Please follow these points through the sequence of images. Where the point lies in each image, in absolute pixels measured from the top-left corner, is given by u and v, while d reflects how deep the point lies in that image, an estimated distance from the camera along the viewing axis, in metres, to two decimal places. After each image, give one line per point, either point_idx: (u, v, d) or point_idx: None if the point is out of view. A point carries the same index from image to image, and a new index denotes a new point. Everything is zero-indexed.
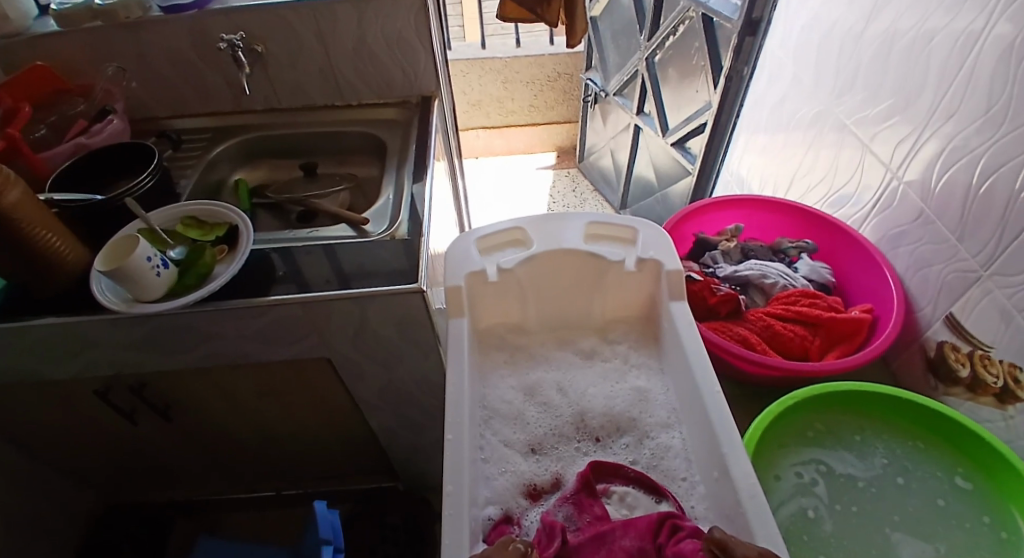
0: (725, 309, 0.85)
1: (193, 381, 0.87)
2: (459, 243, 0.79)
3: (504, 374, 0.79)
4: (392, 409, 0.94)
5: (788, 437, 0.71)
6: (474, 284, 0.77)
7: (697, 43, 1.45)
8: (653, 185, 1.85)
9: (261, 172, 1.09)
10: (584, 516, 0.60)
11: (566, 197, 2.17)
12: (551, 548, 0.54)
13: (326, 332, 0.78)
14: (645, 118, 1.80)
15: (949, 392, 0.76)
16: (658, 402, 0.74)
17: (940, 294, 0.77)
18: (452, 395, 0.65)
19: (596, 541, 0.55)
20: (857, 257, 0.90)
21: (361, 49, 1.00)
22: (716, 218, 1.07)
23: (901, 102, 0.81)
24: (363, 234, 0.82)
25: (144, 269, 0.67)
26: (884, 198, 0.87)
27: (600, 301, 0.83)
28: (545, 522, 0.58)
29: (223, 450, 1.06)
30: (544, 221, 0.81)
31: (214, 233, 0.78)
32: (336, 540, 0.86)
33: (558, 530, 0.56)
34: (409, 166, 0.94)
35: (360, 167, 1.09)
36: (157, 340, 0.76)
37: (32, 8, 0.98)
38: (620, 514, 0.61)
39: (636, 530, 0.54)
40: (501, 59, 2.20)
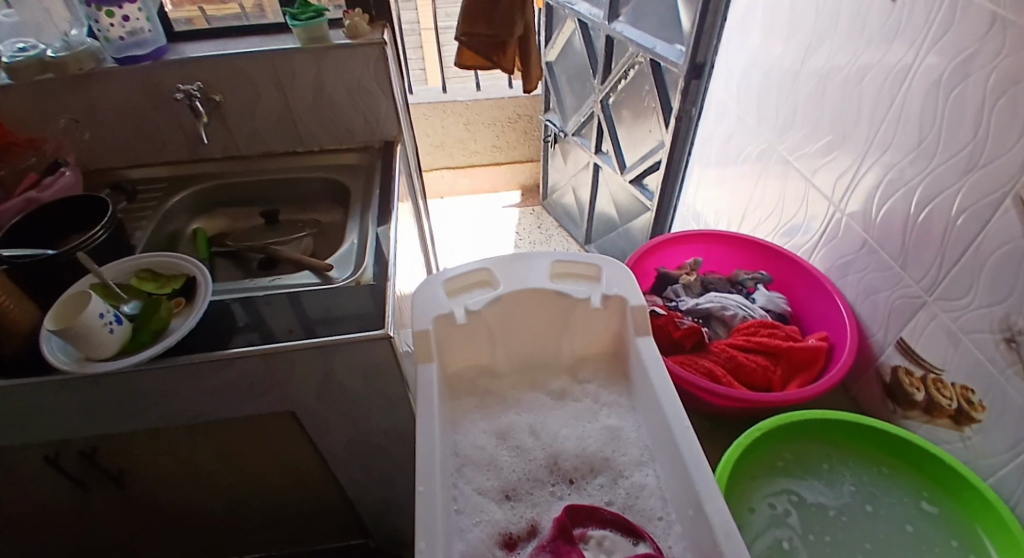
0: (689, 342, 0.87)
1: (149, 445, 0.82)
2: (425, 287, 0.78)
3: (475, 419, 0.78)
4: (362, 463, 0.90)
5: (760, 469, 0.71)
6: (442, 327, 0.76)
7: (648, 86, 1.52)
8: (615, 220, 1.89)
9: (220, 221, 1.07)
10: None
11: (532, 235, 2.19)
12: None
13: (290, 385, 0.75)
14: (603, 156, 1.86)
15: (908, 415, 0.79)
16: (631, 440, 0.74)
17: (889, 319, 0.81)
18: (423, 445, 0.64)
19: None
20: (810, 287, 0.94)
21: (320, 95, 1.01)
22: (677, 253, 1.10)
23: (839, 137, 0.87)
24: (327, 281, 0.81)
25: (94, 326, 0.64)
26: (829, 229, 0.92)
27: (568, 340, 0.83)
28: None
29: (181, 516, 0.99)
30: (510, 262, 0.82)
31: (171, 285, 0.75)
32: None
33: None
34: (373, 210, 0.94)
35: (321, 212, 1.08)
36: (109, 402, 0.72)
37: None
38: None
39: None
40: (462, 102, 2.25)
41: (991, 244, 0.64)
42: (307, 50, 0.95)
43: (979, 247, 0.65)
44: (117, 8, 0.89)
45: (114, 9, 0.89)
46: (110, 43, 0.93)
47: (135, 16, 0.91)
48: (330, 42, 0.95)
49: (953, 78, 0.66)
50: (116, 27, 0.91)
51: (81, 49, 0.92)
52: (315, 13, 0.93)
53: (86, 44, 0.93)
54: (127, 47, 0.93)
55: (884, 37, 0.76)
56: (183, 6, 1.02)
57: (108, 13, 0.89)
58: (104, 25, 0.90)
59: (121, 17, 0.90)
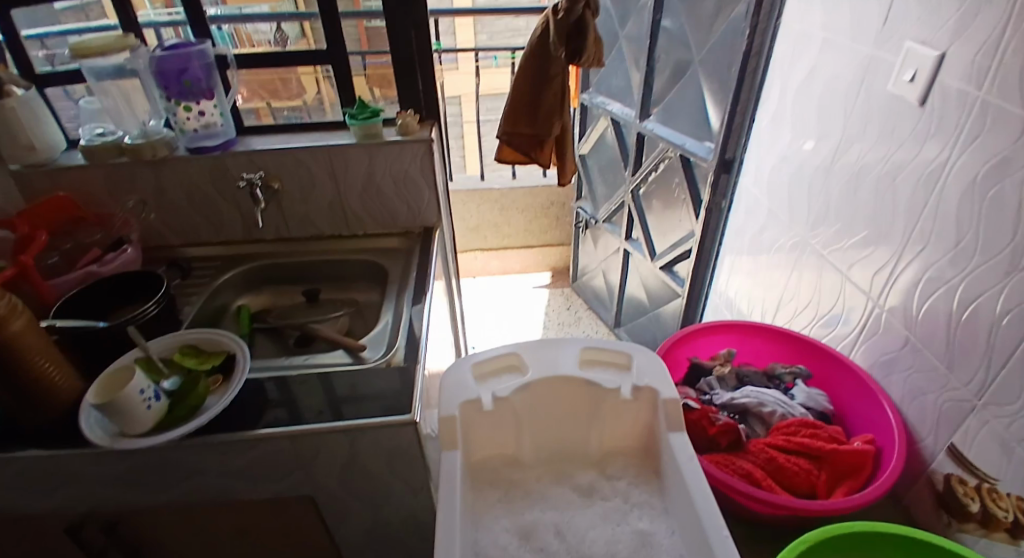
0: (725, 440, 0.83)
1: (170, 520, 0.81)
2: (455, 369, 0.79)
3: (498, 515, 0.75)
4: (377, 551, 0.87)
5: None
6: (468, 412, 0.76)
7: (677, 179, 1.58)
8: (645, 304, 1.89)
9: (263, 296, 1.12)
10: None
11: (561, 316, 2.20)
12: None
13: (313, 466, 0.75)
14: (633, 243, 1.89)
15: (963, 528, 0.72)
16: (664, 547, 0.69)
17: (938, 424, 0.77)
18: (442, 541, 0.61)
19: None
20: (852, 385, 0.90)
21: (369, 185, 1.08)
22: (709, 343, 1.08)
23: (874, 234, 0.87)
24: (361, 361, 0.83)
25: (134, 403, 0.66)
26: (869, 324, 0.90)
27: (597, 432, 0.81)
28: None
29: None
30: (540, 349, 0.83)
31: (210, 362, 0.78)
32: None
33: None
34: (408, 292, 0.97)
35: (360, 292, 1.12)
36: (137, 475, 0.73)
37: (62, 143, 1.07)
38: None
39: None
40: (498, 189, 2.36)
41: None
42: (362, 145, 1.03)
43: None
44: (195, 105, 1.00)
45: (192, 104, 1.00)
46: (185, 134, 1.03)
47: (210, 112, 1.02)
48: (382, 139, 1.03)
49: (988, 180, 0.67)
50: (192, 121, 1.01)
51: (158, 137, 1.02)
52: (372, 113, 1.03)
53: (161, 133, 1.04)
54: (199, 138, 1.03)
55: (915, 139, 0.78)
56: (253, 100, 1.12)
57: (186, 108, 1.00)
58: (181, 118, 1.01)
59: (198, 112, 1.01)
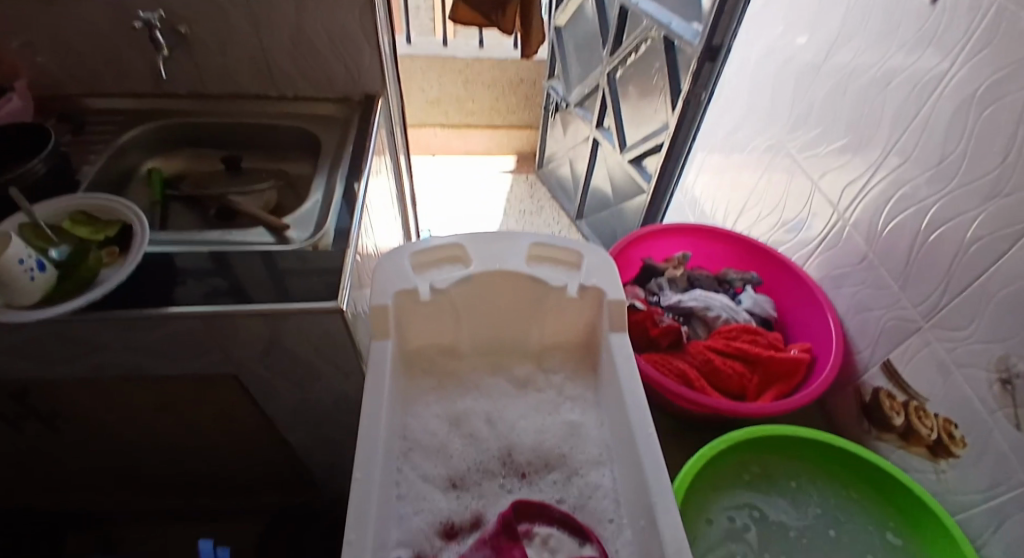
0: (665, 341, 0.83)
1: (86, 393, 0.77)
2: (392, 256, 0.73)
3: (430, 402, 0.74)
4: (313, 428, 0.86)
5: (724, 479, 0.69)
6: (404, 302, 0.72)
7: (659, 63, 1.43)
8: (609, 198, 1.82)
9: (181, 160, 1.00)
10: None
11: (523, 204, 2.11)
12: None
13: (232, 347, 0.70)
14: (604, 132, 1.78)
15: (881, 438, 0.77)
16: (591, 438, 0.70)
17: (878, 339, 0.77)
18: (366, 429, 0.60)
19: None
20: (798, 296, 0.90)
21: (299, 40, 0.93)
22: (665, 245, 1.05)
23: (855, 141, 0.81)
24: (284, 242, 0.75)
25: (13, 273, 0.58)
26: (830, 236, 0.87)
27: (537, 329, 0.79)
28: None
29: (123, 465, 0.93)
30: (486, 240, 0.76)
31: (105, 232, 0.69)
32: None
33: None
34: (344, 167, 0.87)
35: (292, 163, 1.01)
36: (37, 349, 0.67)
37: None
38: None
39: None
40: (463, 59, 2.14)
41: (1000, 280, 0.59)
42: None
43: (986, 282, 0.60)
44: None
45: None
46: None
47: None
48: None
49: (985, 97, 0.60)
50: None
51: None
52: None
53: None
54: None
55: (917, 43, 0.69)
56: None
57: None
58: None
59: None
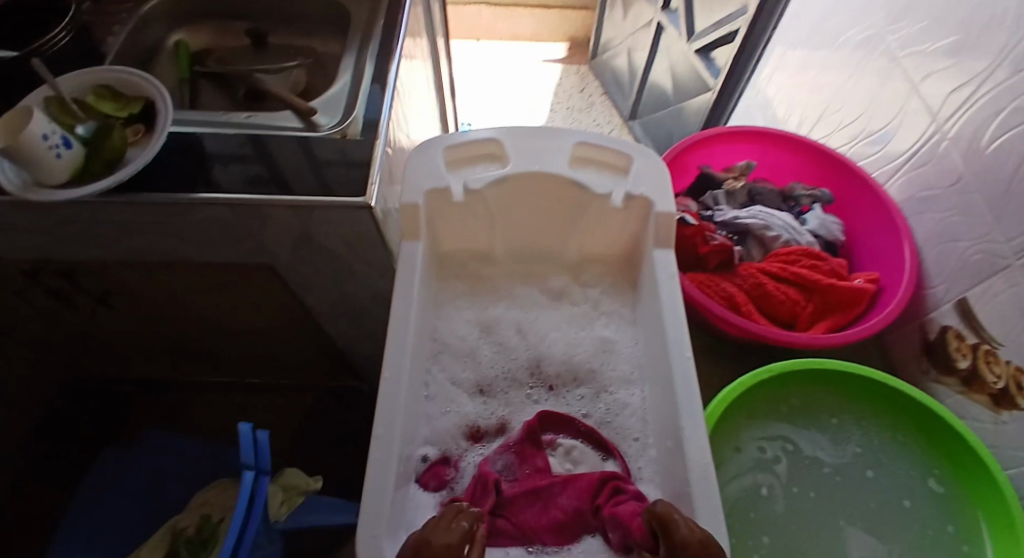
0: (714, 261, 0.77)
1: (129, 275, 0.78)
2: (424, 151, 0.67)
3: (460, 306, 0.72)
4: (347, 322, 0.87)
5: (760, 410, 0.66)
6: (435, 202, 0.67)
7: None
8: (668, 96, 1.65)
9: (206, 33, 0.93)
10: (525, 468, 0.56)
11: (572, 99, 1.95)
12: (483, 502, 0.51)
13: (262, 238, 0.69)
14: (670, 15, 1.56)
15: (940, 381, 0.71)
16: (624, 356, 0.68)
17: (958, 274, 0.69)
18: (396, 324, 0.58)
19: (530, 496, 0.52)
20: (871, 218, 0.81)
21: None
22: (726, 153, 0.95)
23: (969, 36, 0.66)
24: (311, 128, 0.70)
25: (38, 150, 0.56)
26: (921, 152, 0.75)
27: (576, 238, 0.74)
28: (482, 472, 0.54)
29: (173, 344, 0.98)
30: (527, 135, 0.69)
31: (128, 110, 0.66)
32: (259, 464, 0.58)
33: (515, 507, 0.51)
34: (374, 45, 0.79)
35: (320, 40, 0.92)
36: (74, 229, 0.67)
37: None
38: (562, 468, 0.58)
39: (575, 488, 0.52)
40: None
41: None
42: None
43: None
44: None
45: None
46: None
47: None
48: None
49: None
50: None
51: None
52: None
53: None
54: None
55: None
56: None
57: None
58: None
59: None
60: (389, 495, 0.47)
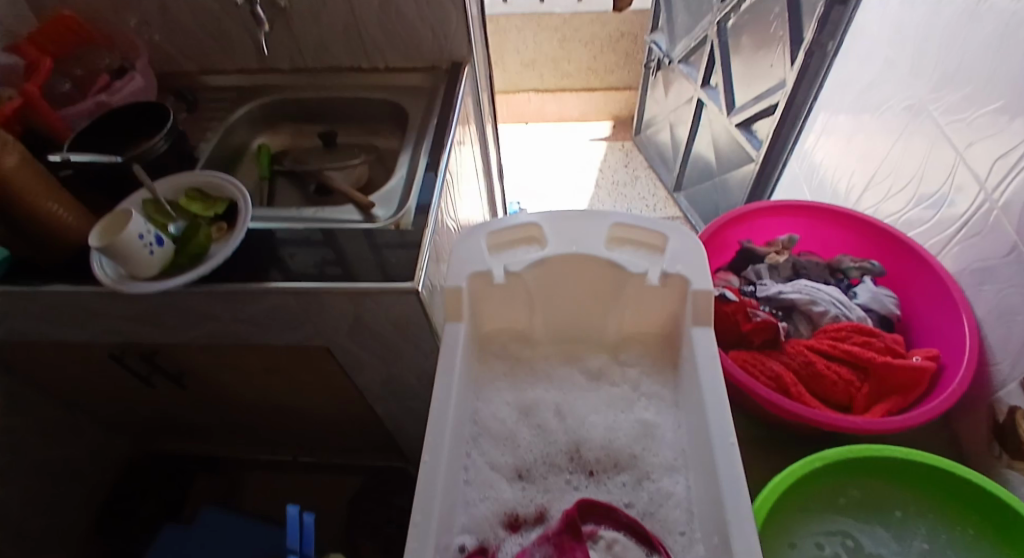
0: (760, 338, 0.75)
1: (201, 356, 0.86)
2: (467, 236, 0.71)
3: (500, 387, 0.73)
4: (395, 401, 0.90)
5: (815, 502, 0.63)
6: (478, 285, 0.71)
7: (778, 9, 1.24)
8: (713, 168, 1.67)
9: (283, 134, 1.05)
10: None
11: (617, 174, 2.01)
12: None
13: (319, 322, 0.74)
14: (709, 91, 1.61)
15: (1013, 466, 0.63)
16: (664, 441, 0.67)
17: (1019, 351, 0.64)
18: (438, 406, 0.60)
19: None
20: (928, 290, 0.78)
21: (387, 6, 0.92)
22: (769, 226, 0.95)
23: (1016, 101, 0.64)
24: (370, 220, 0.77)
25: (134, 247, 0.64)
26: (973, 221, 0.73)
27: (615, 317, 0.75)
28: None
29: (236, 419, 1.04)
30: (564, 219, 0.73)
31: (213, 209, 0.75)
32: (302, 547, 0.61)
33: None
34: (427, 141, 0.87)
35: (383, 137, 1.03)
36: (158, 315, 0.75)
37: None
38: None
39: None
40: (560, 14, 2.01)
41: None
42: None
43: None
44: None
45: None
46: None
47: None
48: None
49: None
50: None
51: None
52: None
53: None
54: None
55: None
56: None
57: None
58: None
59: None
60: None
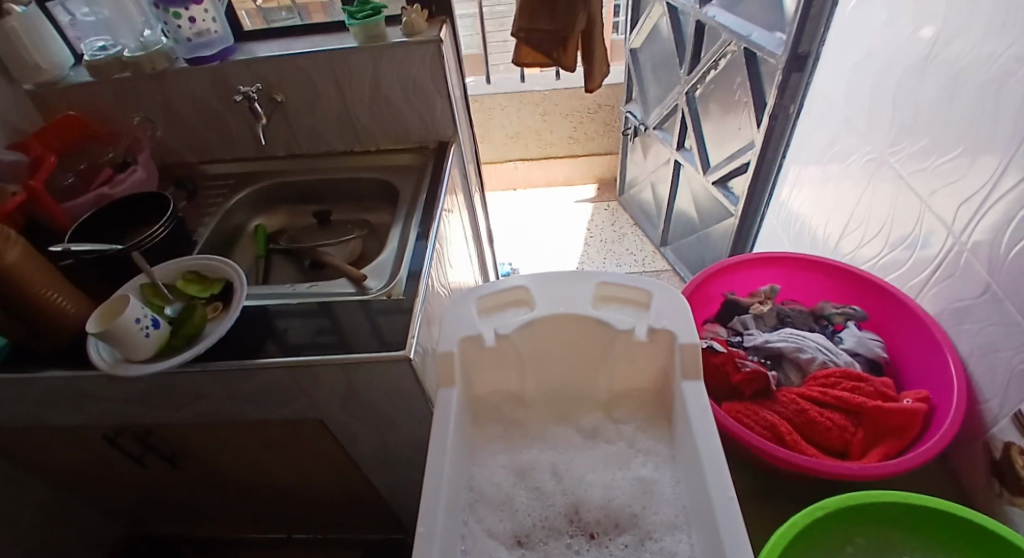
0: (750, 389, 0.76)
1: (196, 434, 0.85)
2: (457, 302, 0.73)
3: (495, 452, 0.73)
4: (391, 470, 0.88)
5: (823, 554, 0.61)
6: (468, 349, 0.72)
7: (740, 78, 1.35)
8: (695, 223, 1.73)
9: (281, 216, 1.09)
10: None
11: (604, 233, 2.07)
12: None
13: (313, 395, 0.75)
14: (685, 153, 1.70)
15: (1014, 502, 0.63)
16: (664, 497, 0.66)
17: (1008, 386, 0.65)
18: (432, 472, 0.60)
19: None
20: (909, 330, 0.80)
21: (377, 95, 0.99)
22: (750, 279, 0.98)
23: (972, 148, 0.69)
24: (362, 290, 0.79)
25: (130, 331, 0.66)
26: (946, 262, 0.76)
27: (607, 374, 0.76)
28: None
29: (230, 497, 1.02)
30: (550, 282, 0.76)
31: (209, 290, 0.77)
32: None
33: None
34: (417, 214, 0.91)
35: (375, 213, 1.07)
36: (153, 396, 0.75)
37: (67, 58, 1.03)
38: None
39: None
40: (540, 92, 2.14)
41: None
42: (365, 48, 0.94)
43: None
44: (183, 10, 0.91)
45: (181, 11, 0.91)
46: (181, 44, 0.97)
47: (202, 18, 0.93)
48: (385, 40, 0.94)
49: None
50: (184, 29, 0.94)
51: (156, 49, 0.98)
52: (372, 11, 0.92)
53: (160, 44, 0.99)
54: (196, 47, 0.96)
55: None
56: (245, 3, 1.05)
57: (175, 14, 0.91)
58: (174, 27, 0.94)
59: (188, 18, 0.92)
60: None
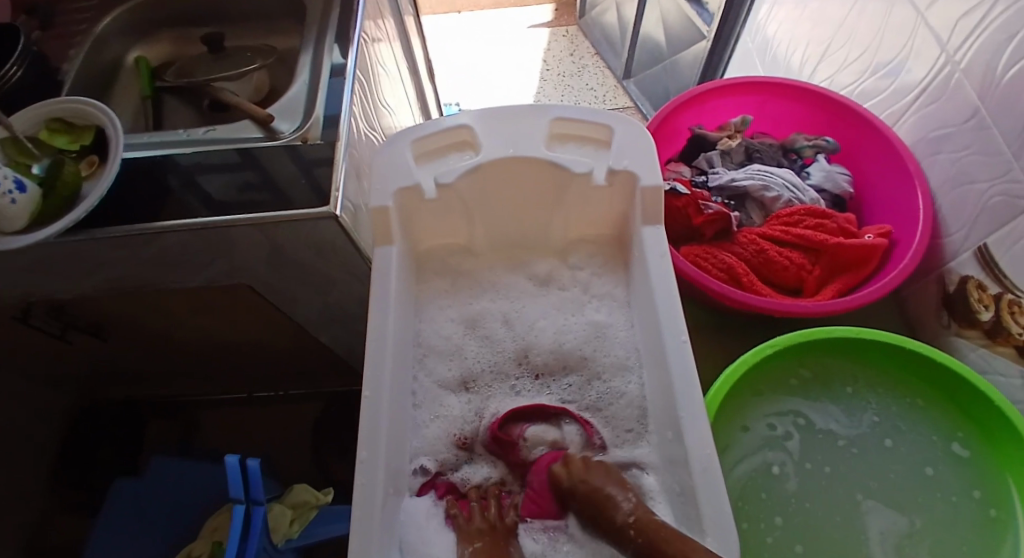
0: (710, 230, 0.73)
1: (116, 305, 0.77)
2: (389, 146, 0.62)
3: (443, 305, 0.70)
4: (341, 329, 0.85)
5: (766, 386, 0.64)
6: (407, 200, 0.63)
7: None
8: (663, 49, 1.56)
9: (165, 48, 0.90)
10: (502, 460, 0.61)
11: (562, 65, 1.86)
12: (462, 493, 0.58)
13: (233, 257, 0.67)
14: None
15: (962, 334, 0.66)
16: (616, 340, 0.66)
17: (977, 219, 0.63)
18: (375, 330, 0.55)
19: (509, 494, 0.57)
20: (882, 162, 0.75)
21: None
22: (719, 110, 0.89)
23: None
24: (271, 136, 0.67)
25: None
26: (933, 86, 0.68)
27: (562, 219, 0.70)
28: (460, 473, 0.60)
29: (179, 364, 0.99)
30: (497, 117, 0.63)
31: (79, 142, 0.63)
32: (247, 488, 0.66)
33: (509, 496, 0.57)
34: (330, 35, 0.75)
35: (283, 39, 0.89)
36: (47, 269, 0.66)
37: None
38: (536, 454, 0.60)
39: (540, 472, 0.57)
40: None
41: None
42: None
43: None
44: None
45: None
46: None
47: None
48: None
49: None
50: None
51: None
52: None
53: None
54: None
55: None
56: None
57: None
58: None
59: None
60: (377, 524, 0.45)
